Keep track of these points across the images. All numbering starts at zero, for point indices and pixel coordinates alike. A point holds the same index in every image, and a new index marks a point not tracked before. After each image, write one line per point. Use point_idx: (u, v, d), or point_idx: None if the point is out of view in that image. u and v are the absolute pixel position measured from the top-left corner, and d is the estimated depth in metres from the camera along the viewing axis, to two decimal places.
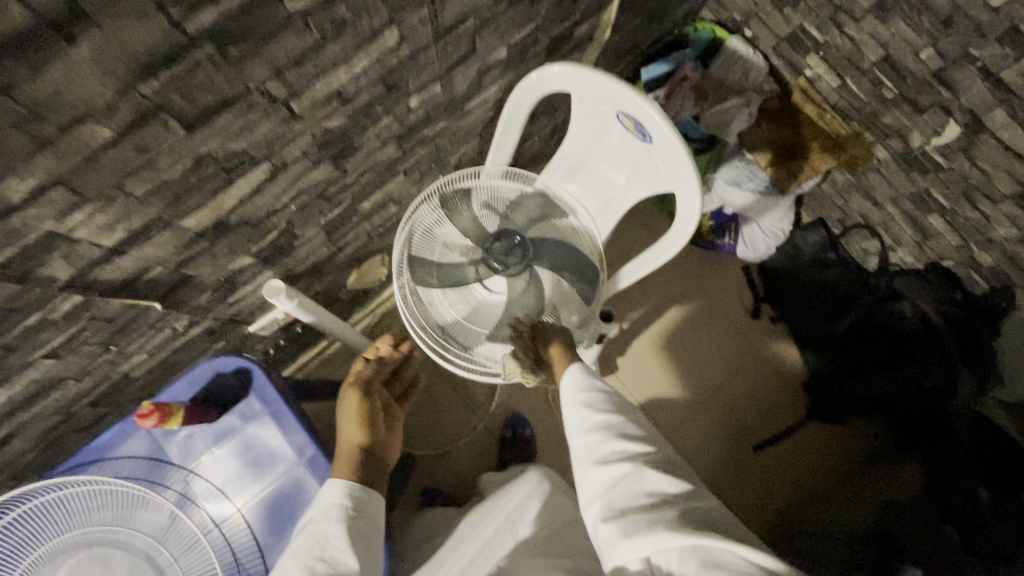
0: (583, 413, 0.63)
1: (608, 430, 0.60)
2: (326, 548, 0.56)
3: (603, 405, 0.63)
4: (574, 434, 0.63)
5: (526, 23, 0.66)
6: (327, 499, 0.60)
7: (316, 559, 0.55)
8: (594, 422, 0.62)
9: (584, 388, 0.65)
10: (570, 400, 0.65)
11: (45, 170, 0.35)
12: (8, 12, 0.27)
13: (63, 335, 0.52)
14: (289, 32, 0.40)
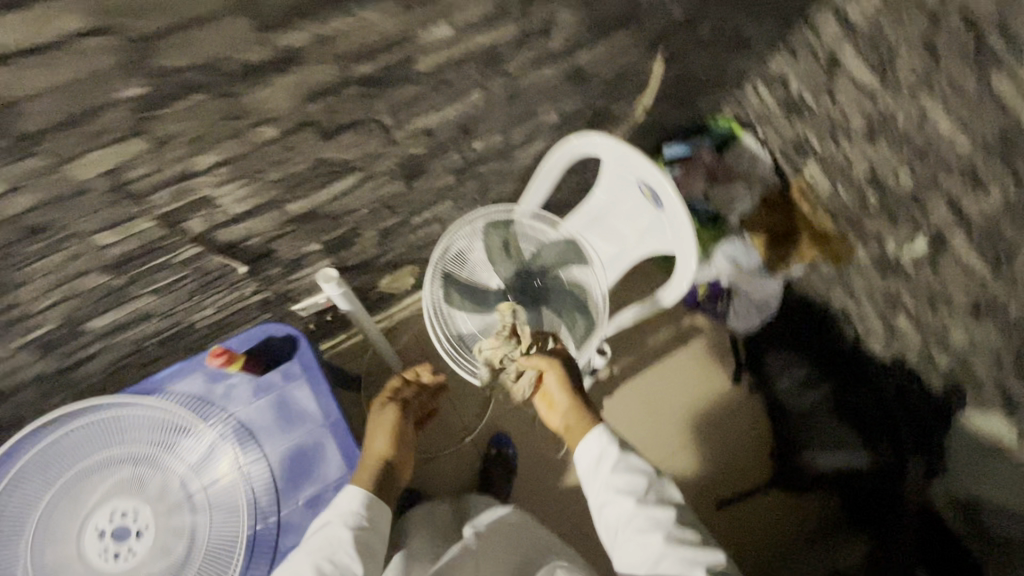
0: (614, 490, 0.72)
1: (638, 513, 0.70)
2: (337, 553, 0.63)
3: (634, 486, 0.72)
4: (605, 509, 0.73)
5: (576, 99, 0.81)
6: (349, 511, 0.68)
7: (326, 560, 0.62)
8: (625, 502, 0.71)
9: (616, 465, 0.74)
10: (603, 475, 0.74)
11: (224, 153, 0.49)
12: (252, 50, 0.40)
13: (168, 279, 0.64)
14: (408, 83, 0.54)
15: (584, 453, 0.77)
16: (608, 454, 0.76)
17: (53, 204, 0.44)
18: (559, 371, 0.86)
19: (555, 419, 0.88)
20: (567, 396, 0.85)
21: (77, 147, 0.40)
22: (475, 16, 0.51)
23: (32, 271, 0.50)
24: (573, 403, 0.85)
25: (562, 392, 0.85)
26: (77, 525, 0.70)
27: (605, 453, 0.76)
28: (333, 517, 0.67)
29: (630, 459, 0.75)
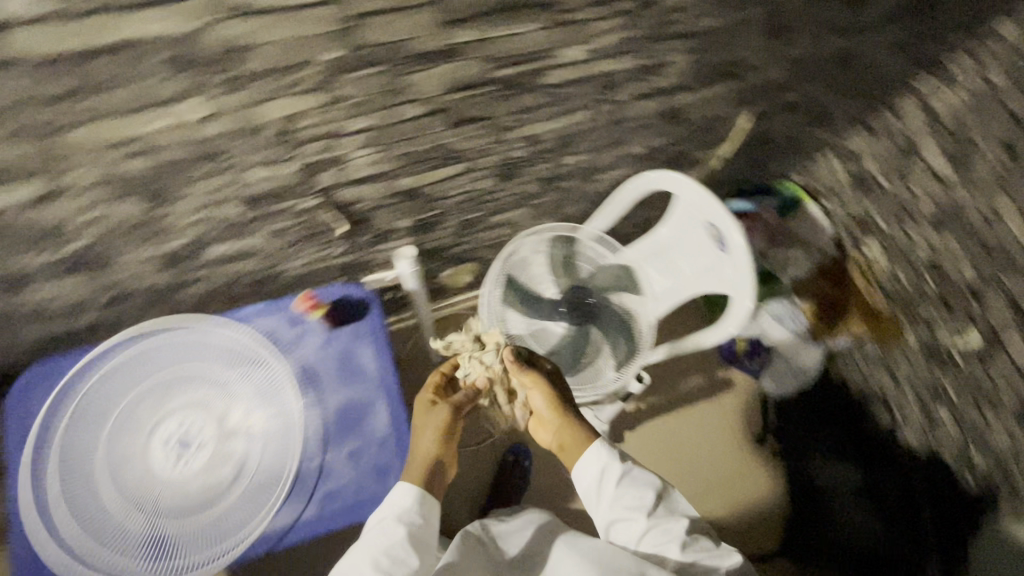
0: (624, 506, 0.74)
1: (650, 527, 0.72)
2: (393, 548, 0.67)
3: (643, 501, 0.74)
4: (616, 524, 0.75)
5: (664, 136, 0.87)
6: (399, 511, 0.71)
7: (382, 555, 0.67)
8: (636, 519, 0.73)
9: (621, 481, 0.76)
10: (609, 492, 0.76)
11: (370, 120, 0.57)
12: (425, 41, 0.48)
13: (282, 223, 0.72)
14: (531, 92, 0.62)
15: (584, 472, 0.78)
16: (611, 469, 0.77)
17: (231, 137, 0.52)
18: (544, 389, 0.84)
19: (545, 434, 0.86)
20: (554, 413, 0.82)
21: (269, 93, 0.48)
22: (606, 44, 0.58)
23: (190, 191, 0.58)
24: (562, 423, 0.82)
25: (547, 409, 0.83)
26: (148, 427, 0.77)
27: (608, 469, 0.77)
28: (386, 518, 0.70)
29: (635, 474, 0.77)
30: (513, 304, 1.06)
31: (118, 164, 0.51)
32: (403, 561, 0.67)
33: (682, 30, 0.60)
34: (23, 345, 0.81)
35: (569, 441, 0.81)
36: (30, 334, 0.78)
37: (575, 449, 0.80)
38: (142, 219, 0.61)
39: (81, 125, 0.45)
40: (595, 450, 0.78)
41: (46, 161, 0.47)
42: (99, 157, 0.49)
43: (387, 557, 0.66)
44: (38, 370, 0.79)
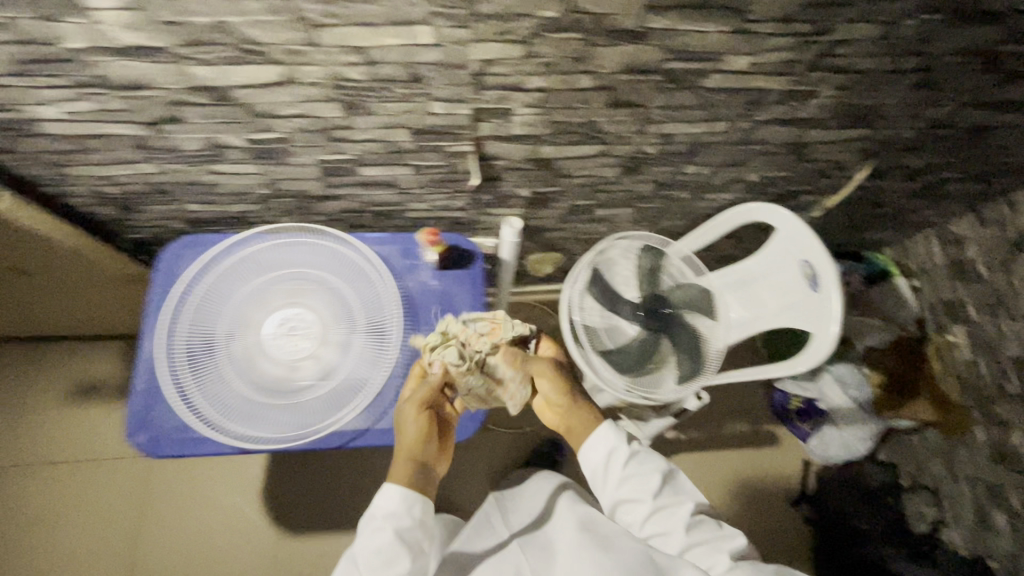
0: (631, 489, 0.78)
1: (655, 509, 0.76)
2: (382, 550, 0.68)
3: (648, 483, 0.77)
4: (623, 506, 0.79)
5: (783, 169, 0.92)
6: (386, 512, 0.71)
7: (372, 557, 0.68)
8: (641, 502, 0.77)
9: (628, 463, 0.80)
10: (615, 473, 0.80)
11: (548, 82, 0.65)
12: (629, 19, 0.56)
13: (429, 162, 0.81)
14: (690, 91, 0.68)
15: (593, 455, 0.82)
16: (618, 452, 0.81)
17: (437, 68, 0.61)
18: (552, 376, 0.87)
19: (547, 415, 0.90)
20: (563, 397, 0.87)
21: (485, 36, 0.57)
22: (769, 61, 0.64)
23: (379, 109, 0.68)
24: (568, 408, 0.87)
25: (557, 395, 0.87)
26: (265, 313, 0.86)
27: (616, 451, 0.81)
28: (376, 521, 0.71)
29: (640, 457, 0.80)
30: (594, 297, 1.10)
31: (342, 68, 0.60)
32: (392, 563, 0.68)
33: (839, 64, 0.66)
34: (176, 217, 0.92)
35: (575, 423, 0.86)
36: (188, 208, 0.89)
37: (583, 431, 0.85)
38: (331, 125, 0.70)
39: (338, 25, 0.54)
40: (604, 431, 0.83)
41: (295, 50, 0.57)
42: (333, 57, 0.58)
43: (375, 562, 0.68)
44: (186, 241, 0.89)
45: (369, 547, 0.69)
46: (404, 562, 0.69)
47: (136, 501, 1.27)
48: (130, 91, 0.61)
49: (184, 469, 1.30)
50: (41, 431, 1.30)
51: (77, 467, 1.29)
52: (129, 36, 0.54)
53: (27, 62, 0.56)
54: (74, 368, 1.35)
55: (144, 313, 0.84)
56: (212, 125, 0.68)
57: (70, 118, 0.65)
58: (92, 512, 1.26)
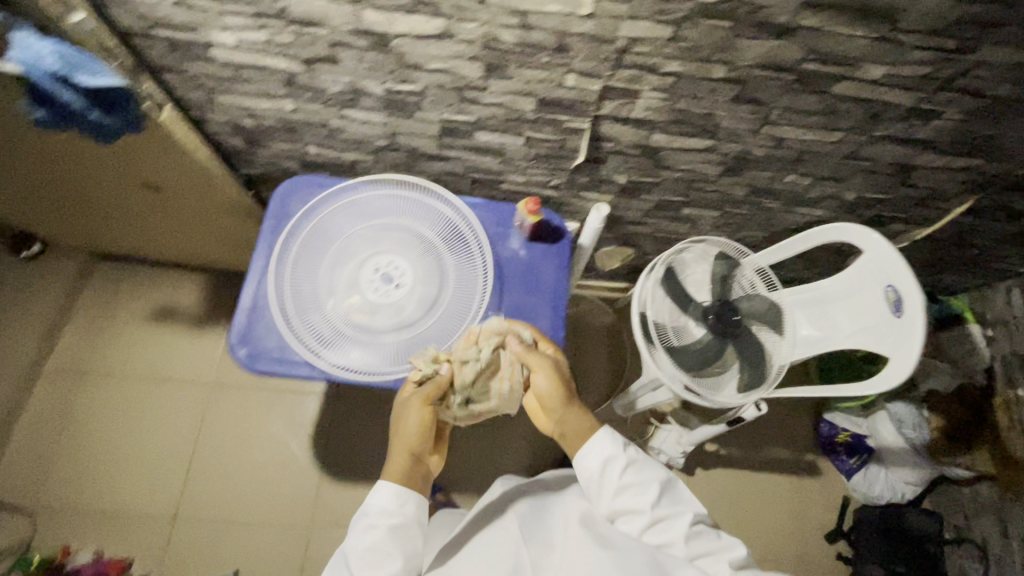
0: (628, 499, 0.74)
1: (654, 520, 0.72)
2: (373, 548, 0.70)
3: (646, 495, 0.73)
4: (620, 516, 0.75)
5: (882, 192, 0.93)
6: (379, 509, 0.73)
7: (363, 555, 0.70)
8: (640, 512, 0.73)
9: (626, 471, 0.75)
10: (612, 482, 0.75)
11: (683, 67, 0.68)
12: (782, 14, 0.59)
13: (543, 134, 0.84)
14: (816, 96, 0.71)
15: (589, 463, 0.77)
16: (616, 460, 0.76)
17: (585, 40, 0.65)
18: (548, 370, 0.81)
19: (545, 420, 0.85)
20: (559, 400, 0.81)
21: (640, 14, 0.60)
22: (904, 73, 0.66)
23: (517, 74, 0.72)
24: (564, 414, 0.81)
25: (552, 393, 0.80)
26: (362, 258, 0.90)
27: (613, 459, 0.76)
28: (370, 517, 0.73)
29: (638, 465, 0.76)
30: (666, 295, 1.12)
31: (498, 28, 0.64)
32: (382, 561, 0.69)
33: (973, 85, 0.67)
34: (292, 158, 0.98)
35: (571, 429, 0.80)
36: (306, 150, 0.95)
37: (579, 438, 0.79)
38: (466, 84, 0.75)
39: None
40: (601, 438, 0.77)
41: (462, 5, 0.62)
42: (494, 16, 0.63)
43: (365, 560, 0.69)
44: (300, 180, 0.95)
45: (362, 544, 0.71)
46: (395, 561, 0.70)
47: (196, 425, 1.34)
48: (302, 27, 0.67)
49: (243, 403, 1.36)
50: (119, 346, 1.38)
51: (147, 384, 1.36)
52: None
53: None
54: (156, 291, 1.43)
55: (257, 241, 0.91)
56: (360, 70, 0.74)
57: (239, 47, 0.71)
58: (155, 429, 1.33)
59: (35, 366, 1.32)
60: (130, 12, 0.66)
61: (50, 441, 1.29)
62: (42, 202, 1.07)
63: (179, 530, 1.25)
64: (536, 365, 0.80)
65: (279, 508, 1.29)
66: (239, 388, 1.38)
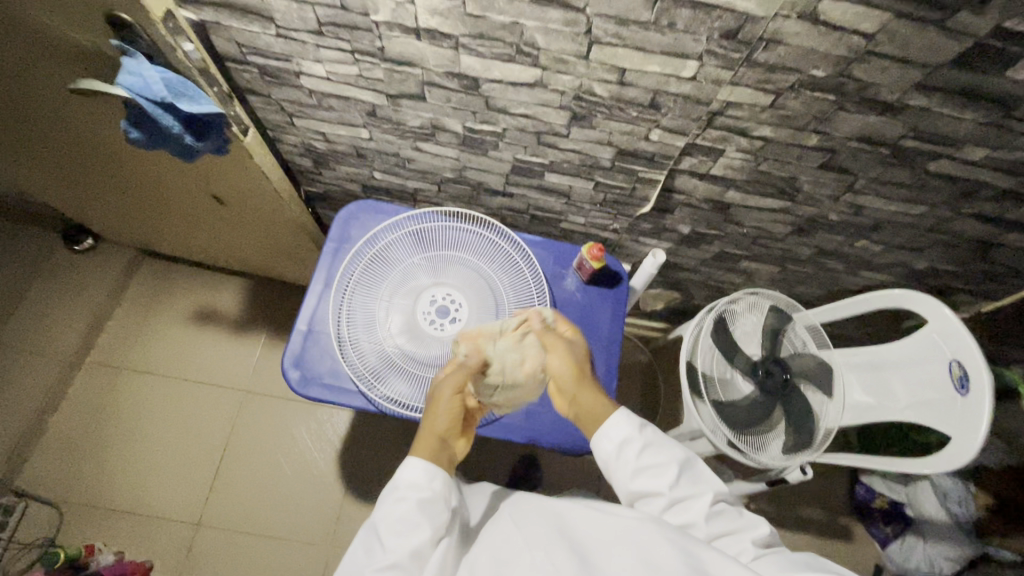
0: (645, 481, 0.69)
1: (673, 500, 0.67)
2: (402, 518, 0.65)
3: (664, 476, 0.68)
4: (639, 499, 0.69)
5: (953, 263, 0.90)
6: (408, 482, 0.68)
7: (391, 523, 0.65)
8: (658, 493, 0.68)
9: (643, 453, 0.70)
10: (627, 463, 0.70)
11: (775, 133, 0.67)
12: (887, 93, 0.58)
13: (614, 182, 0.84)
14: (905, 170, 0.69)
15: (605, 446, 0.72)
16: (632, 441, 0.71)
17: (680, 100, 0.64)
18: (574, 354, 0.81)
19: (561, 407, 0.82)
20: (575, 376, 0.78)
21: (744, 80, 0.60)
22: (1007, 157, 0.64)
23: (601, 125, 0.71)
24: (579, 390, 0.77)
25: (568, 372, 0.79)
26: (419, 289, 0.89)
27: (629, 440, 0.71)
28: (399, 490, 0.67)
29: (655, 447, 0.71)
30: (715, 347, 1.10)
31: (593, 82, 0.64)
32: (413, 530, 0.64)
33: None
34: (356, 181, 0.99)
35: (585, 411, 0.76)
36: (371, 175, 0.96)
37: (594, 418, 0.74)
38: (548, 130, 0.74)
39: (614, 46, 0.58)
40: (617, 418, 0.72)
41: (563, 59, 0.61)
42: (593, 72, 0.62)
43: (396, 526, 0.64)
44: (364, 205, 0.95)
45: (394, 512, 0.65)
46: (426, 530, 0.65)
47: (226, 430, 1.34)
48: (396, 65, 0.67)
49: (274, 413, 1.36)
50: (159, 344, 1.39)
51: (182, 384, 1.37)
52: (428, 19, 0.59)
53: (328, 23, 0.63)
54: (198, 291, 1.44)
55: (320, 264, 0.91)
56: (444, 108, 0.74)
57: (328, 78, 0.72)
58: (186, 431, 1.33)
59: (77, 356, 1.34)
60: (229, 38, 0.67)
61: (85, 432, 1.30)
62: (106, 201, 1.09)
63: (203, 535, 1.25)
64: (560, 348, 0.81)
65: (301, 522, 1.28)
66: (272, 397, 1.38)
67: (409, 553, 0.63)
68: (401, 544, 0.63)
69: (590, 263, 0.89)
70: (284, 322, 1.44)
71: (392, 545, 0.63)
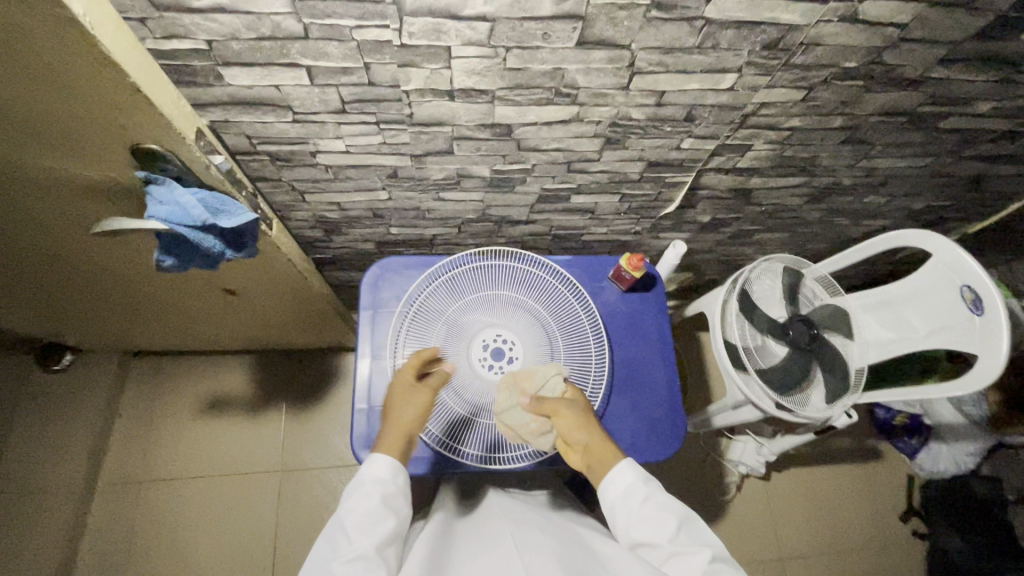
0: (643, 531, 0.68)
1: (670, 554, 0.65)
2: (369, 511, 0.66)
3: (664, 527, 0.67)
4: (638, 548, 0.68)
5: (948, 198, 0.97)
6: (373, 478, 0.71)
7: (357, 516, 0.66)
8: (657, 545, 0.66)
9: (645, 502, 0.69)
10: (630, 511, 0.69)
11: (803, 122, 0.69)
12: (910, 71, 0.61)
13: (640, 191, 0.84)
14: (916, 132, 0.73)
15: (609, 491, 0.72)
16: (636, 489, 0.71)
17: (715, 110, 0.65)
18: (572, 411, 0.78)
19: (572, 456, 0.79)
20: (586, 433, 0.76)
21: (779, 83, 0.61)
22: (1011, 104, 0.69)
23: (635, 144, 0.71)
24: (591, 443, 0.75)
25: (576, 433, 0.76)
26: (468, 335, 0.86)
27: (632, 489, 0.71)
28: (364, 486, 0.70)
29: (657, 498, 0.69)
30: (744, 318, 1.13)
31: (630, 108, 0.64)
32: (380, 521, 0.66)
33: None
34: (370, 240, 0.95)
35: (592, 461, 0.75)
36: (388, 232, 0.92)
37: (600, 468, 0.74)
38: (579, 158, 0.74)
39: (656, 73, 0.58)
40: (622, 467, 0.73)
41: (602, 93, 0.60)
42: (632, 99, 0.62)
43: (360, 517, 0.66)
44: (386, 264, 0.92)
45: (359, 507, 0.67)
46: (392, 521, 0.67)
47: (271, 517, 1.27)
48: (424, 127, 0.64)
49: (316, 486, 1.31)
50: (175, 446, 1.30)
51: (211, 482, 1.29)
52: (465, 80, 0.57)
53: (352, 101, 0.59)
54: (203, 380, 1.36)
55: (361, 336, 0.88)
56: (472, 157, 0.71)
57: (348, 151, 0.68)
58: (227, 528, 1.25)
59: (88, 485, 1.23)
60: (239, 133, 0.62)
61: (118, 560, 1.20)
62: (94, 317, 1.00)
63: None
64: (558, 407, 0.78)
65: None
66: (308, 470, 1.32)
67: (375, 542, 0.64)
68: (367, 534, 0.64)
69: (631, 274, 0.90)
70: (301, 390, 1.38)
71: (357, 536, 0.64)
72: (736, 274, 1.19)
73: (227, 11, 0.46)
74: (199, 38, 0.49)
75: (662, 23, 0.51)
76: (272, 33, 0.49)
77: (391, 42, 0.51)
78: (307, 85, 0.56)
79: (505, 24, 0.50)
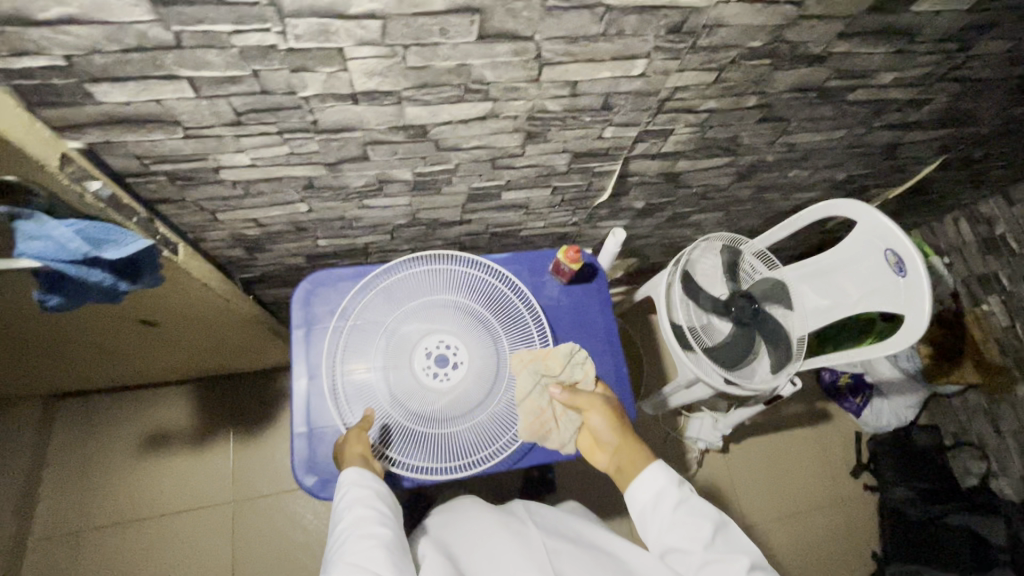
0: (677, 537, 0.69)
1: (706, 561, 0.67)
2: (348, 495, 0.73)
3: (699, 533, 0.69)
4: (670, 552, 0.70)
5: (868, 167, 1.00)
6: (343, 480, 0.75)
7: (342, 507, 0.72)
8: (692, 552, 0.68)
9: (678, 508, 0.71)
10: (663, 517, 0.71)
11: (719, 104, 0.69)
12: (813, 46, 0.61)
13: (571, 182, 0.83)
14: (826, 106, 0.75)
15: (640, 496, 0.73)
16: (668, 493, 0.72)
17: (631, 96, 0.64)
18: (604, 411, 0.80)
19: (600, 457, 0.81)
20: (616, 436, 0.78)
21: (690, 66, 0.61)
22: (910, 74, 0.71)
23: (556, 137, 0.70)
24: (622, 443, 0.78)
25: (608, 431, 0.79)
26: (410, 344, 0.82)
27: (664, 493, 0.72)
28: (342, 489, 0.74)
29: (689, 504, 0.71)
30: (687, 297, 1.15)
31: (545, 101, 0.62)
32: (360, 495, 0.73)
33: (965, 75, 0.74)
34: (299, 254, 0.90)
35: (626, 460, 0.77)
36: (317, 244, 0.88)
37: (633, 467, 0.75)
38: (503, 154, 0.72)
39: (565, 63, 0.56)
40: (654, 471, 0.74)
41: (514, 87, 0.59)
42: (545, 91, 0.60)
43: (345, 500, 0.72)
44: (317, 278, 0.88)
45: (341, 498, 0.73)
46: (371, 488, 0.74)
47: (227, 553, 1.21)
48: (332, 134, 0.61)
49: (274, 514, 1.25)
50: (117, 489, 1.22)
51: (159, 523, 1.21)
52: (366, 82, 0.54)
53: (247, 111, 0.55)
54: (142, 416, 1.28)
55: (296, 357, 0.84)
56: (391, 161, 0.68)
57: (254, 164, 0.64)
58: (180, 570, 1.18)
59: (19, 544, 1.13)
60: (126, 154, 0.57)
61: None
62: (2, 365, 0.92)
63: None
64: (589, 406, 0.80)
65: None
66: (263, 498, 1.26)
67: (361, 511, 0.71)
68: (353, 511, 0.71)
69: (570, 266, 0.89)
70: (249, 415, 1.31)
71: (352, 514, 0.71)
72: (678, 256, 1.20)
73: (81, 23, 0.42)
74: (55, 54, 0.44)
75: (562, 12, 0.50)
76: (139, 44, 0.45)
77: (277, 46, 0.47)
78: (192, 98, 0.51)
79: (398, 22, 0.47)
